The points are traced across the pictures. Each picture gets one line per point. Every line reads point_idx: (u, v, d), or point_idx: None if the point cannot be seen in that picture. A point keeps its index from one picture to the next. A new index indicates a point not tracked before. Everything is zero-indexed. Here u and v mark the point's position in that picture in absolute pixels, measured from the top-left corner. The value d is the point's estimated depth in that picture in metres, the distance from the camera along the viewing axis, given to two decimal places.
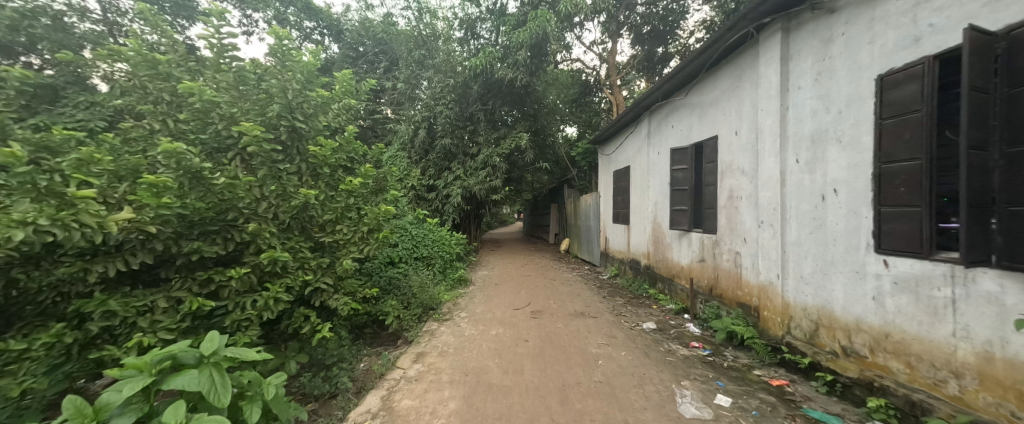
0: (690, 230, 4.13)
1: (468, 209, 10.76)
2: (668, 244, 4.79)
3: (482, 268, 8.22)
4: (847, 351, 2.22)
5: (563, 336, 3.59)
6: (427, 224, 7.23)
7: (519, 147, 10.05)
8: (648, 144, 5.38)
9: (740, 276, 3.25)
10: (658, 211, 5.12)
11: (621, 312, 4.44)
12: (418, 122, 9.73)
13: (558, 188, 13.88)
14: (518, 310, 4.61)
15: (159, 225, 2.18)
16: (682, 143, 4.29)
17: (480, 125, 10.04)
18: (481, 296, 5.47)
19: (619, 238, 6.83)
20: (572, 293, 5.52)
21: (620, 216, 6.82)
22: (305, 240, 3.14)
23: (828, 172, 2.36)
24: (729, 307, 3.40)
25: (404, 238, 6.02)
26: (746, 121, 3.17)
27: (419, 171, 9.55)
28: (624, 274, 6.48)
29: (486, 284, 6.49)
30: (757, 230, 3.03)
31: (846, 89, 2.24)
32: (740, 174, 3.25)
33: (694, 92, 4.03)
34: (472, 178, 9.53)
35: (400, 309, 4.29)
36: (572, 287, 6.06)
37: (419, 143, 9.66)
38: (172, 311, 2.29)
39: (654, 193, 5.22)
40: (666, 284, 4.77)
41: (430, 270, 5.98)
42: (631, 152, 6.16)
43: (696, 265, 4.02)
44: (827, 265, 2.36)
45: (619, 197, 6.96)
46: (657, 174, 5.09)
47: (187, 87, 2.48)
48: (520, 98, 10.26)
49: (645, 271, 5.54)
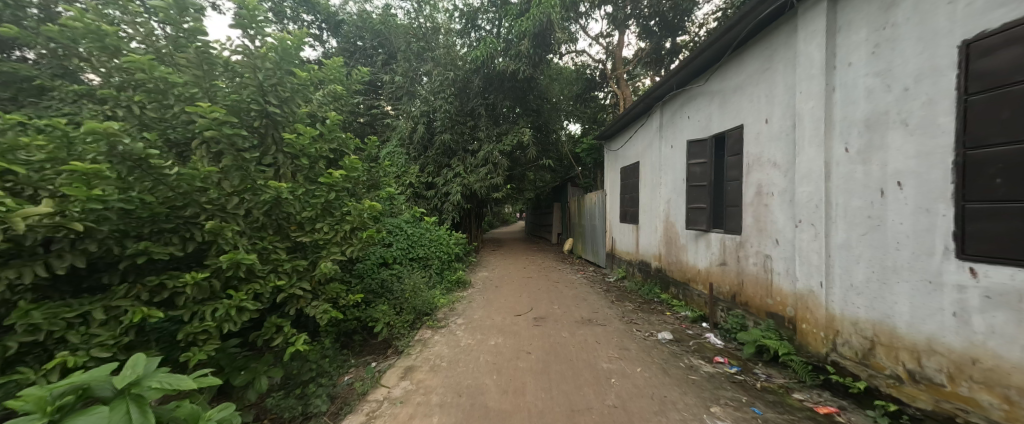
0: (708, 229, 3.75)
1: (468, 207, 10.42)
2: (682, 245, 4.42)
3: (482, 269, 7.87)
4: (915, 376, 1.85)
5: (570, 348, 3.22)
6: (424, 223, 6.88)
7: (522, 143, 9.69)
8: (660, 138, 4.99)
9: (771, 282, 2.88)
10: (670, 209, 4.75)
11: (632, 319, 4.07)
12: (417, 117, 9.39)
13: (562, 187, 13.50)
14: (519, 316, 4.25)
15: (91, 222, 1.85)
16: (700, 135, 3.91)
17: (481, 120, 9.68)
18: (480, 300, 5.12)
19: (627, 238, 6.45)
20: (577, 298, 5.15)
21: (628, 215, 6.44)
22: (280, 240, 2.80)
23: (889, 161, 1.98)
24: (757, 317, 3.03)
25: (398, 238, 5.67)
26: (779, 106, 2.79)
27: (418, 168, 9.20)
28: (632, 276, 6.10)
29: (486, 286, 6.15)
30: (793, 231, 2.65)
31: (914, 61, 1.86)
32: (771, 167, 2.87)
33: (715, 78, 3.65)
34: (472, 175, 9.18)
35: (390, 315, 3.94)
36: (577, 290, 5.70)
37: (418, 139, 9.30)
38: (111, 323, 1.94)
39: (666, 189, 4.85)
40: (680, 288, 4.40)
41: (426, 272, 5.63)
42: (641, 147, 5.78)
43: (716, 269, 3.65)
44: (886, 273, 1.99)
45: (626, 195, 6.59)
46: (670, 170, 4.71)
47: (133, 61, 2.13)
48: (523, 92, 9.90)
49: (655, 274, 5.16)
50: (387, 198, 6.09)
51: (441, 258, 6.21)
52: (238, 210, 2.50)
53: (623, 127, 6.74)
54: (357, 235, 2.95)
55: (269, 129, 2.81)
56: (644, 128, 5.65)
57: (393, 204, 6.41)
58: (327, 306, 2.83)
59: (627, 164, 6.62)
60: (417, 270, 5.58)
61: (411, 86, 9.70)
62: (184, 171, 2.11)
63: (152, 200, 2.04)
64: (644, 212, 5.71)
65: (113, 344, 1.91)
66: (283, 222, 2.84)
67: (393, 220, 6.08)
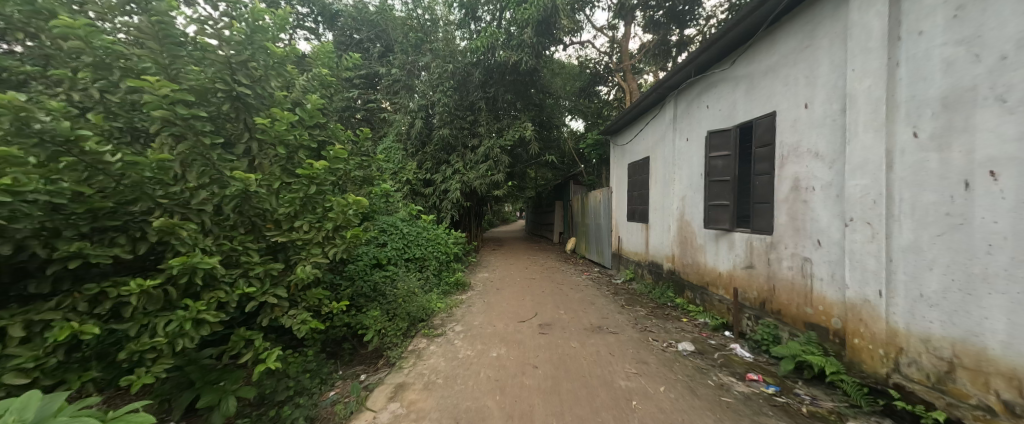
0: (732, 229, 3.41)
1: (468, 205, 10.08)
2: (699, 246, 4.08)
3: (483, 270, 7.54)
4: (1014, 409, 1.51)
5: (581, 361, 2.88)
6: (421, 221, 6.53)
7: (524, 138, 9.34)
8: (673, 131, 4.65)
9: (810, 289, 2.54)
10: (685, 207, 4.40)
11: (646, 326, 3.73)
12: (414, 112, 9.03)
13: (564, 185, 13.14)
14: (523, 323, 3.91)
15: (3, 219, 1.50)
16: (722, 126, 3.57)
17: (481, 115, 9.33)
18: (481, 304, 4.78)
19: (636, 237, 6.12)
20: (584, 302, 4.82)
21: (637, 214, 6.11)
22: (253, 240, 2.45)
23: (977, 147, 1.63)
24: (792, 327, 2.69)
25: (393, 238, 5.33)
26: (822, 89, 2.45)
27: (415, 165, 8.85)
28: (642, 278, 5.77)
29: (487, 288, 5.82)
30: (840, 231, 2.31)
31: (1017, 22, 1.51)
32: (812, 158, 2.53)
33: (741, 62, 3.30)
34: (472, 172, 8.84)
35: (383, 321, 3.61)
36: (583, 293, 5.36)
37: (416, 134, 8.95)
38: (35, 341, 1.59)
39: (681, 185, 4.50)
40: (697, 293, 4.05)
41: (423, 274, 5.30)
42: (651, 142, 5.44)
43: (740, 272, 3.31)
44: (973, 282, 1.64)
45: (634, 192, 6.24)
46: (686, 165, 4.37)
47: (66, 26, 1.79)
48: (524, 86, 9.53)
49: (668, 277, 4.82)
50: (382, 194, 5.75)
51: (439, 259, 5.88)
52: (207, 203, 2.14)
53: (630, 121, 6.39)
54: (340, 235, 2.58)
55: (239, 114, 2.45)
56: (655, 121, 5.30)
57: (388, 201, 6.07)
58: (306, 314, 2.49)
59: (635, 160, 6.27)
60: (414, 271, 5.24)
61: (409, 79, 9.35)
62: (128, 158, 1.74)
63: (90, 193, 1.67)
64: (654, 210, 5.37)
65: (35, 368, 1.55)
66: (257, 217, 2.50)
67: (388, 218, 5.75)
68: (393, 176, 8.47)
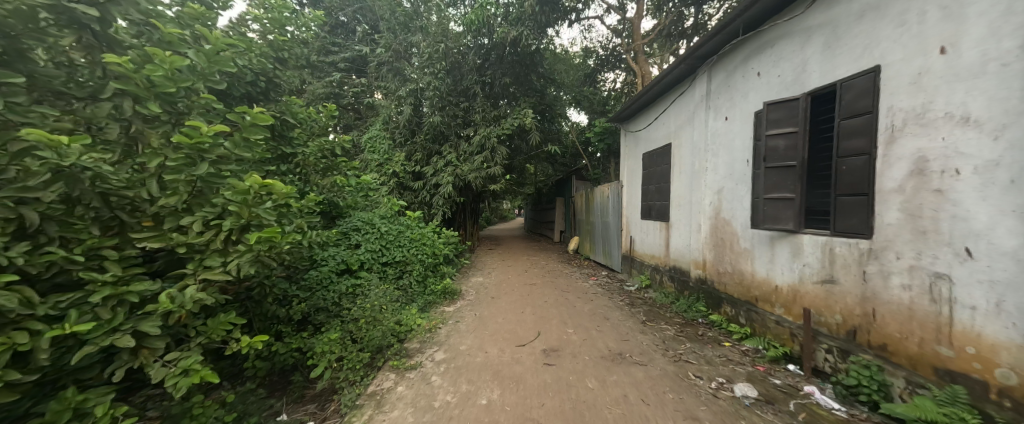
0: (799, 230, 2.59)
1: (462, 201, 9.23)
2: (743, 250, 3.25)
3: (477, 274, 6.73)
4: None
5: (606, 415, 2.05)
6: (406, 219, 5.71)
7: (523, 127, 8.47)
8: (706, 110, 3.83)
9: (947, 319, 1.73)
10: (723, 201, 3.57)
11: (680, 354, 2.92)
12: (402, 97, 8.16)
13: (565, 181, 12.30)
14: (523, 347, 3.10)
15: None
16: (783, 95, 2.75)
17: (477, 101, 8.45)
18: (471, 319, 3.95)
19: (653, 238, 5.29)
20: (594, 317, 4.00)
21: (654, 211, 5.28)
22: (115, 246, 1.60)
23: None
24: (910, 373, 1.87)
25: (368, 238, 4.50)
26: (981, 20, 1.62)
27: (403, 156, 7.98)
28: (660, 286, 4.95)
29: (480, 297, 5.00)
30: (1020, 235, 1.48)
31: None
32: (956, 127, 1.70)
33: (817, 7, 2.47)
34: (466, 164, 8.00)
35: (344, 346, 2.77)
36: (593, 304, 4.55)
37: (405, 122, 8.08)
38: None
39: (717, 175, 3.67)
40: (740, 309, 3.24)
41: (404, 281, 4.48)
42: (673, 126, 4.61)
43: (812, 288, 2.49)
44: None
45: (651, 186, 5.42)
46: (723, 151, 3.55)
47: None
48: (524, 70, 8.71)
49: (696, 286, 4.01)
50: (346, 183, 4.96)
51: (425, 262, 5.04)
52: (32, 190, 1.27)
53: (647, 104, 5.56)
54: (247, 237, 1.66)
55: (92, 54, 1.61)
56: (679, 101, 4.47)
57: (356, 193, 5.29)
58: (197, 357, 1.64)
59: (651, 149, 5.43)
60: (392, 278, 4.42)
61: (397, 61, 8.47)
62: None
63: None
64: (676, 207, 4.56)
65: None
66: (128, 207, 1.65)
67: (363, 215, 4.92)
68: (378, 169, 7.80)
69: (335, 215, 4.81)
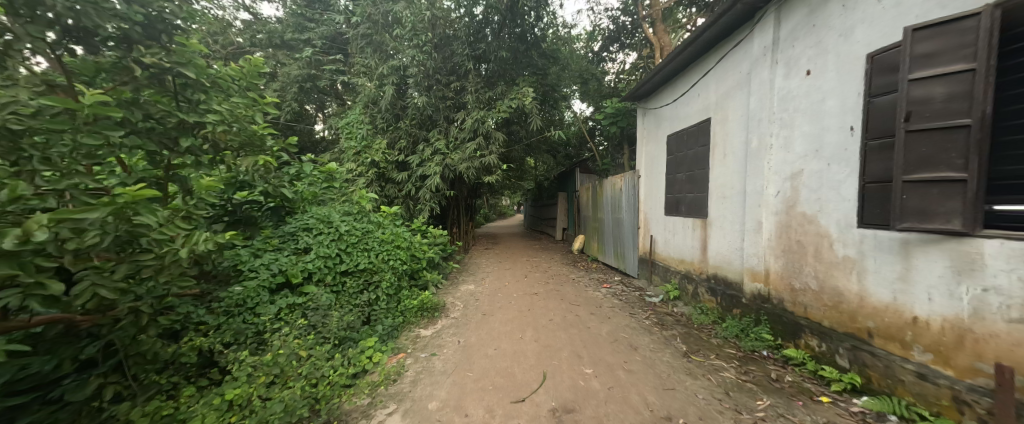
0: (973, 232, 1.59)
1: (453, 195, 8.23)
2: (843, 260, 2.23)
3: (468, 280, 5.71)
4: None
5: None
6: (379, 215, 4.68)
7: (522, 110, 7.43)
8: (774, 64, 2.80)
9: None
10: (802, 189, 2.55)
11: (763, 419, 1.91)
12: (384, 76, 7.13)
13: (568, 173, 11.28)
14: (522, 406, 2.09)
15: None
16: (934, 16, 1.74)
17: (468, 80, 7.38)
18: (453, 350, 2.93)
19: (685, 239, 4.27)
20: (616, 346, 2.98)
21: (684, 205, 4.28)
22: None
23: None
24: None
25: (321, 239, 3.46)
26: None
27: (384, 142, 6.95)
28: (695, 299, 3.94)
29: (469, 313, 3.98)
30: None
31: None
32: None
33: None
34: (457, 153, 6.99)
35: (242, 416, 1.76)
36: (612, 324, 3.54)
37: (387, 103, 7.03)
38: None
39: (790, 153, 2.65)
40: (836, 345, 2.24)
41: (368, 295, 3.47)
42: (717, 95, 3.59)
43: (1008, 330, 1.50)
44: None
45: (679, 175, 4.40)
46: (803, 119, 2.54)
47: None
48: (522, 44, 7.65)
49: (752, 305, 3.01)
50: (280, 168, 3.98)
51: (399, 270, 4.01)
52: None
53: (674, 74, 4.51)
54: None
55: None
56: (726, 59, 3.43)
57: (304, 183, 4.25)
58: None
59: (680, 129, 4.40)
60: (352, 293, 3.39)
61: (377, 34, 7.41)
62: None
63: None
64: (720, 200, 3.55)
65: None
66: None
67: (320, 210, 3.88)
68: (355, 158, 6.91)
69: (282, 208, 3.78)
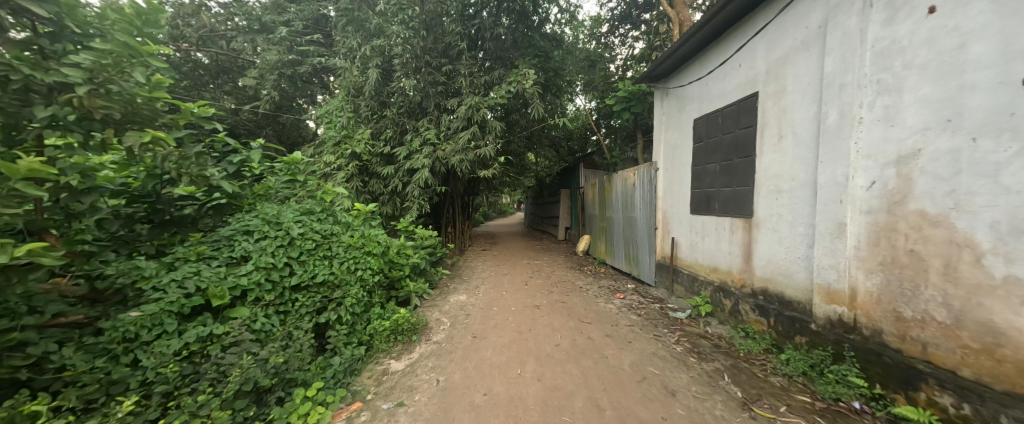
0: None
1: (446, 191, 7.48)
2: (1005, 284, 1.48)
3: (460, 289, 4.98)
4: None
5: None
6: (351, 214, 3.94)
7: (522, 96, 6.66)
8: (870, 6, 2.04)
9: None
10: (918, 177, 1.79)
11: None
12: (367, 57, 6.37)
13: (572, 168, 10.52)
14: None
15: None
16: None
17: (462, 62, 6.60)
18: (428, 396, 2.19)
19: (719, 243, 3.52)
20: (646, 389, 2.23)
21: (718, 202, 3.52)
22: None
23: None
24: None
25: (265, 244, 2.71)
26: None
27: (368, 132, 6.20)
28: (734, 317, 3.19)
29: (456, 334, 3.23)
30: None
31: None
32: None
33: None
34: (449, 144, 6.24)
35: None
36: (635, 353, 2.79)
37: (371, 89, 6.27)
38: None
39: (897, 127, 1.90)
40: (991, 410, 1.51)
41: (325, 316, 2.73)
42: (772, 60, 2.82)
43: None
44: None
45: (711, 165, 3.63)
46: (923, 78, 1.78)
47: None
48: (522, 23, 6.86)
49: (828, 335, 2.26)
50: (225, 157, 3.24)
51: (370, 281, 3.27)
52: None
53: (706, 44, 3.76)
54: None
55: None
56: (789, 10, 2.65)
57: (257, 176, 3.50)
58: None
59: (713, 110, 3.64)
60: (302, 315, 2.65)
61: (360, 11, 6.63)
62: None
63: None
64: (773, 196, 2.79)
65: None
66: None
67: (271, 206, 3.12)
68: (335, 149, 6.17)
69: (229, 204, 3.05)
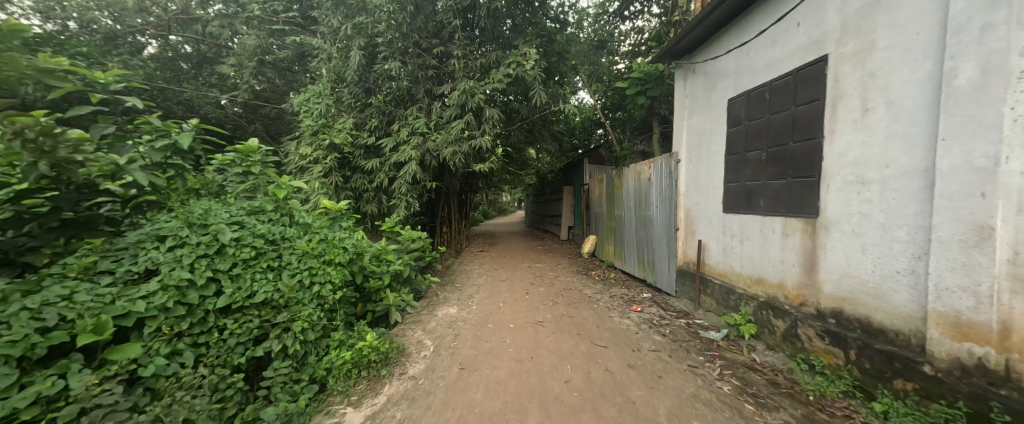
0: None
1: (439, 187, 6.82)
2: None
3: (451, 299, 4.31)
4: None
5: None
6: (316, 213, 3.27)
7: (523, 80, 5.98)
8: None
9: None
10: None
11: None
12: (349, 37, 5.67)
13: (575, 164, 9.85)
14: None
15: None
16: None
17: (455, 42, 5.91)
18: None
19: (765, 249, 2.84)
20: None
21: (763, 197, 2.85)
22: None
23: None
24: None
25: (182, 254, 2.04)
26: None
27: (350, 121, 5.53)
28: (791, 343, 2.52)
29: (438, 364, 2.57)
30: None
31: None
32: None
33: None
34: (441, 134, 5.57)
35: None
36: (671, 395, 2.13)
37: (353, 72, 5.59)
38: None
39: None
40: None
41: (262, 348, 2.07)
42: (854, 9, 2.13)
43: None
44: None
45: (756, 152, 2.95)
46: None
47: None
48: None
49: (958, 385, 1.59)
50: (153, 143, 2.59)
51: (332, 297, 2.61)
52: None
53: (747, 4, 3.09)
54: None
55: None
56: None
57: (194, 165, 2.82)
58: None
59: (758, 84, 2.95)
60: (228, 348, 2.00)
61: None
62: None
63: None
64: (853, 189, 2.11)
65: None
66: None
67: (201, 203, 2.45)
68: (313, 140, 5.49)
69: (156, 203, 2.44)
